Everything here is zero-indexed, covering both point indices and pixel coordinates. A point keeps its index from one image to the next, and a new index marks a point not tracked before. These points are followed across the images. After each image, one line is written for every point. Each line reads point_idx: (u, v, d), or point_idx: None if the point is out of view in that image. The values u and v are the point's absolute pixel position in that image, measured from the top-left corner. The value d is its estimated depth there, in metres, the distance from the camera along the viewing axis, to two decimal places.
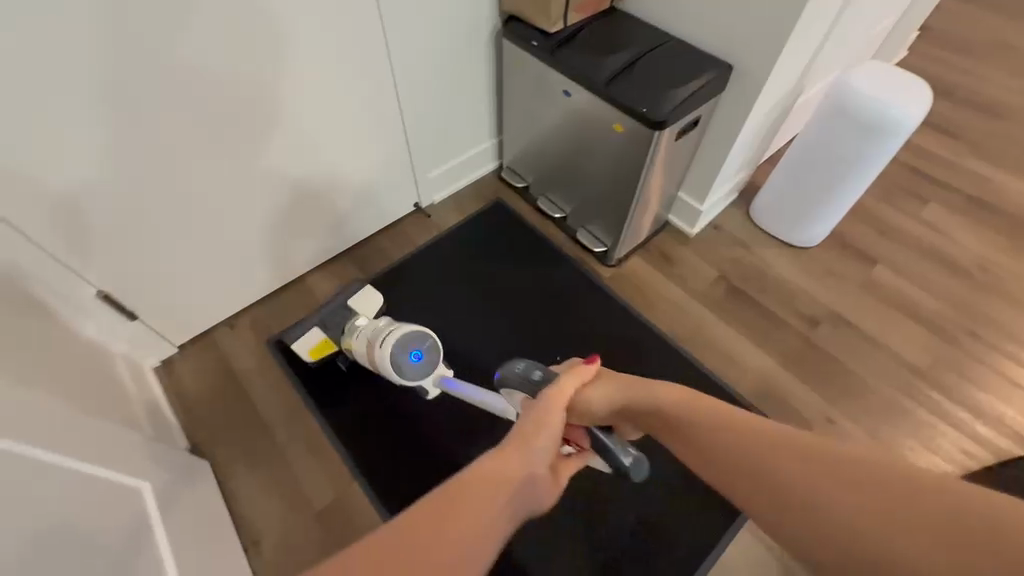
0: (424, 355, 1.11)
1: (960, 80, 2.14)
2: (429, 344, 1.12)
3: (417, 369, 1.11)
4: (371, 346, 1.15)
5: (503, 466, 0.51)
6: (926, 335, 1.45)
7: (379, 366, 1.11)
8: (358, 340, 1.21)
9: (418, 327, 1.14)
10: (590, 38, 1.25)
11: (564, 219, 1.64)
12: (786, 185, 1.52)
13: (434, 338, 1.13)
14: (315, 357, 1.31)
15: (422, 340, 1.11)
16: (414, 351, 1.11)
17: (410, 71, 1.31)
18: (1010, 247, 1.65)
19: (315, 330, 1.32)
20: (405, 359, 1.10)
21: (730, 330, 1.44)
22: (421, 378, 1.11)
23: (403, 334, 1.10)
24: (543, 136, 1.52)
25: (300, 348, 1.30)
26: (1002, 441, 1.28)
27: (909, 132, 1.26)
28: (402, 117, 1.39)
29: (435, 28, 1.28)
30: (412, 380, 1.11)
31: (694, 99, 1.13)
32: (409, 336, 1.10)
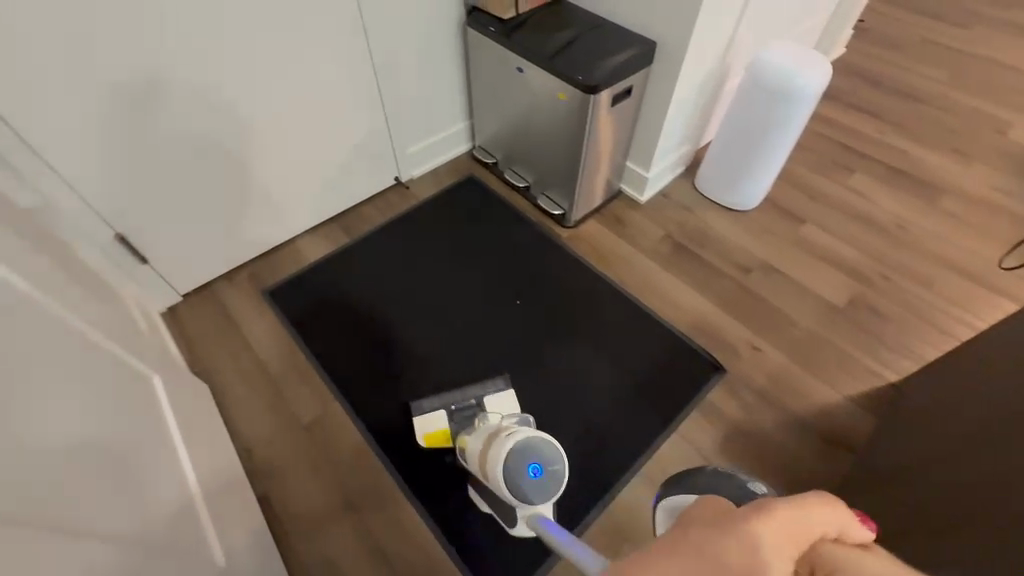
0: (543, 473, 0.94)
1: (889, 73, 2.39)
2: (555, 466, 0.95)
3: (529, 490, 0.93)
4: (490, 444, 1.04)
5: (694, 555, 0.40)
6: (847, 281, 1.64)
7: (491, 475, 0.97)
8: (480, 439, 1.11)
9: (546, 438, 0.97)
10: (539, 23, 1.47)
11: (528, 188, 1.83)
12: (721, 156, 1.73)
13: (562, 462, 0.95)
14: (428, 444, 1.31)
15: (544, 455, 0.95)
16: (533, 465, 0.94)
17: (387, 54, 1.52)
18: (926, 209, 1.85)
19: (439, 414, 1.34)
20: (522, 472, 0.94)
21: (673, 279, 1.62)
22: (526, 500, 0.93)
23: (525, 441, 0.95)
24: (505, 113, 1.73)
25: (418, 428, 1.32)
26: (908, 364, 1.45)
27: (815, 97, 1.47)
28: (381, 95, 1.60)
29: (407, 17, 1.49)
30: (511, 499, 0.94)
31: (621, 69, 1.33)
32: (526, 447, 0.95)
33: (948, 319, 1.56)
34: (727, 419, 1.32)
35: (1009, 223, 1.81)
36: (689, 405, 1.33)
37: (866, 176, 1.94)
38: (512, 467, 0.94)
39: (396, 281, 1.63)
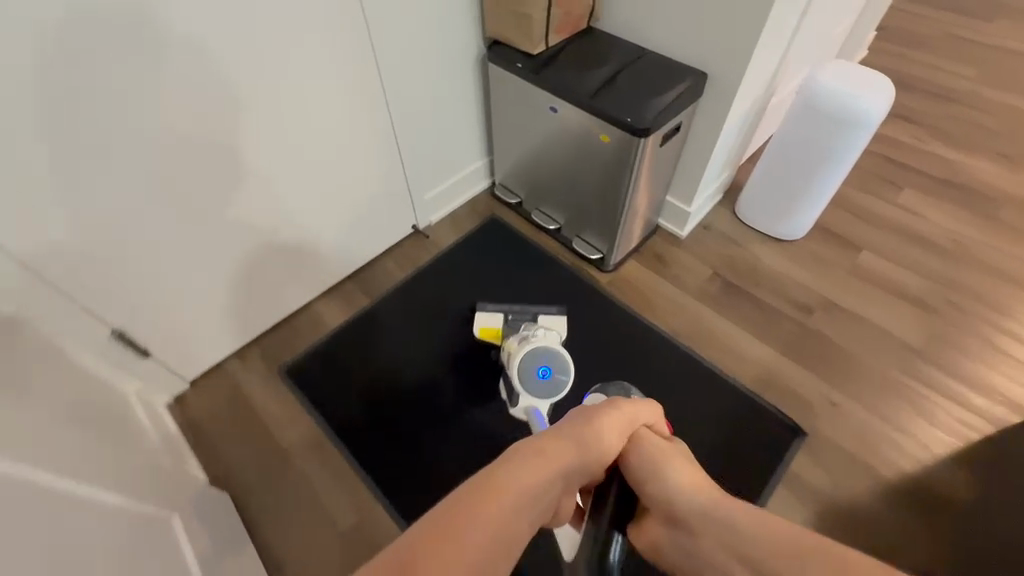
0: (550, 377, 1.16)
1: (923, 73, 2.25)
2: (561, 377, 1.16)
3: (535, 385, 1.16)
4: (512, 341, 1.24)
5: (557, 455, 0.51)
6: (916, 315, 1.50)
7: (508, 363, 1.20)
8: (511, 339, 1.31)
9: (565, 355, 1.18)
10: (571, 57, 1.32)
11: (559, 229, 1.68)
12: (768, 184, 1.59)
13: (568, 377, 1.16)
14: (480, 335, 1.35)
15: (555, 365, 1.17)
16: (543, 368, 1.17)
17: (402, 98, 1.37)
18: (989, 225, 1.72)
19: (497, 315, 1.36)
20: (531, 369, 1.17)
21: (730, 325, 1.49)
22: (528, 391, 1.16)
23: (545, 348, 1.17)
24: (531, 151, 1.57)
25: (477, 320, 1.36)
26: (999, 411, 1.32)
27: (878, 121, 1.34)
28: (397, 143, 1.45)
29: (423, 57, 1.34)
30: (517, 382, 1.16)
31: (671, 108, 1.19)
32: (541, 351, 1.18)
33: None
34: (812, 492, 1.19)
35: None
36: (770, 479, 1.20)
37: (917, 191, 1.81)
38: (528, 359, 1.17)
39: (427, 348, 1.44)
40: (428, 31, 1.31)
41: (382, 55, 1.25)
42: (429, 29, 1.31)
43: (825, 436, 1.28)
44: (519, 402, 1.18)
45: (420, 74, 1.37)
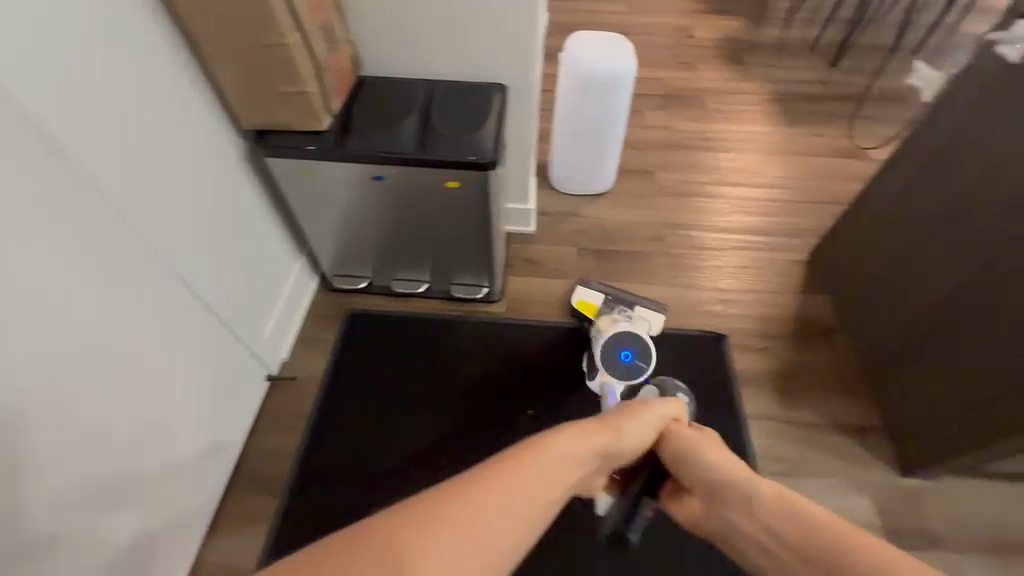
0: (631, 362, 1.28)
1: (592, 21, 2.74)
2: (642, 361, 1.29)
3: (613, 365, 1.29)
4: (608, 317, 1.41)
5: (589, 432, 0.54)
6: (718, 201, 1.85)
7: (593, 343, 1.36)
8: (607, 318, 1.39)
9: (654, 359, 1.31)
10: (365, 116, 1.15)
11: (428, 287, 1.52)
12: (573, 153, 1.72)
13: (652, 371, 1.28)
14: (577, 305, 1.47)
15: (640, 353, 1.29)
16: (625, 352, 1.30)
17: (181, 249, 1.01)
18: (706, 114, 2.20)
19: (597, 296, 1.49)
20: (615, 354, 1.30)
21: (619, 285, 1.60)
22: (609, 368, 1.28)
23: (618, 338, 1.31)
24: (361, 228, 1.35)
25: (577, 291, 1.50)
26: (801, 240, 1.74)
27: (634, 72, 1.55)
28: (202, 302, 1.09)
29: (184, 191, 1.00)
30: (597, 361, 1.30)
31: (500, 129, 1.14)
32: (637, 340, 1.31)
33: (786, 191, 1.89)
34: (756, 377, 1.41)
35: (753, 100, 2.27)
36: (736, 389, 1.37)
37: (654, 111, 2.20)
38: (625, 337, 1.31)
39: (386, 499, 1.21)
40: (177, 156, 0.97)
41: (133, 215, 0.89)
42: (176, 153, 0.97)
43: (735, 328, 1.51)
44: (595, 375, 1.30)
45: (193, 211, 1.03)
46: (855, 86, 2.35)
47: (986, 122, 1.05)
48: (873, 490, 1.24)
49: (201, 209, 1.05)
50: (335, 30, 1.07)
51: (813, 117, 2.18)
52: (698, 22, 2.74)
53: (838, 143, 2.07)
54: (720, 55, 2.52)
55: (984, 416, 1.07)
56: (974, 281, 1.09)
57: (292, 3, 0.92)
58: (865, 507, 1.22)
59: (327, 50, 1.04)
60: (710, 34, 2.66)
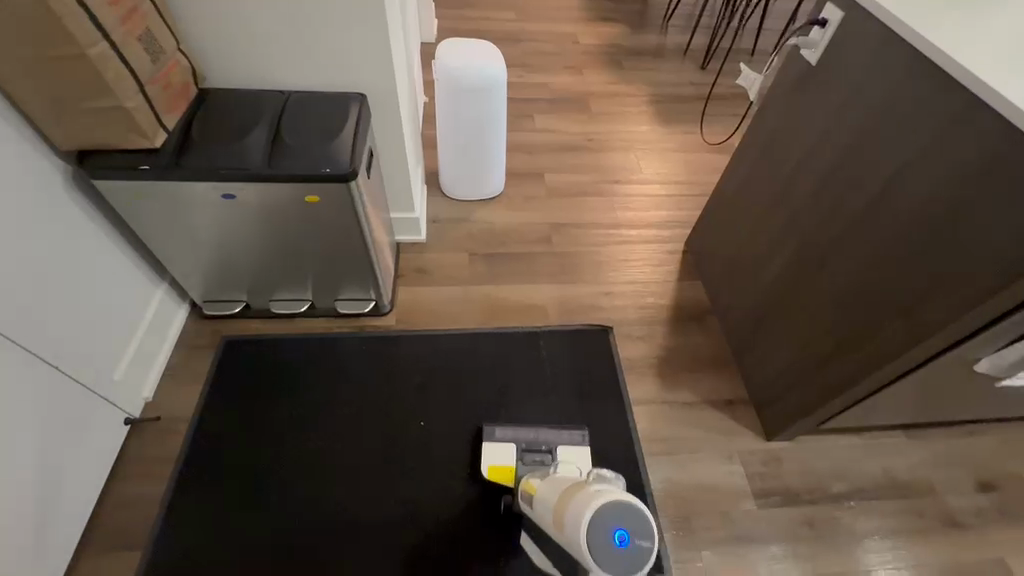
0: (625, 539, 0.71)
1: (482, 27, 2.78)
2: (639, 526, 0.72)
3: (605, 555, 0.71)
4: (568, 485, 0.87)
5: None
6: (603, 199, 1.93)
7: (556, 526, 0.82)
8: (552, 483, 0.94)
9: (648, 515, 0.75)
10: (208, 130, 1.07)
11: (312, 305, 1.45)
12: (458, 159, 1.73)
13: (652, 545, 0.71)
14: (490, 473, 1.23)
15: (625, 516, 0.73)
16: (618, 532, 0.73)
17: (6, 300, 0.92)
18: (592, 117, 2.29)
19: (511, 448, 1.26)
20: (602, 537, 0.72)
21: (509, 287, 1.62)
22: (595, 562, 0.70)
23: (596, 507, 0.74)
24: (225, 249, 1.26)
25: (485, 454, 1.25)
26: (678, 230, 1.86)
27: (505, 77, 1.57)
28: (36, 354, 0.99)
29: (2, 230, 0.90)
30: (580, 555, 0.72)
31: (358, 140, 1.11)
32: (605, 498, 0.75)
33: (666, 186, 2.01)
34: (640, 364, 1.48)
35: (633, 102, 2.40)
36: (621, 377, 1.44)
37: (542, 115, 2.27)
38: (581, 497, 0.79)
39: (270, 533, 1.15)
40: None
41: None
42: None
43: (620, 319, 1.58)
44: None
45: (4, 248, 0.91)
46: (722, 87, 2.56)
47: (803, 116, 1.19)
48: (743, 457, 1.34)
49: (15, 244, 0.93)
50: (160, 40, 0.99)
51: (687, 117, 2.34)
52: (582, 28, 2.87)
53: (708, 140, 2.24)
54: (603, 60, 2.65)
55: (822, 378, 1.20)
56: (805, 257, 1.23)
57: (90, 8, 0.84)
58: (738, 473, 1.31)
59: (151, 61, 0.97)
60: (594, 40, 2.79)
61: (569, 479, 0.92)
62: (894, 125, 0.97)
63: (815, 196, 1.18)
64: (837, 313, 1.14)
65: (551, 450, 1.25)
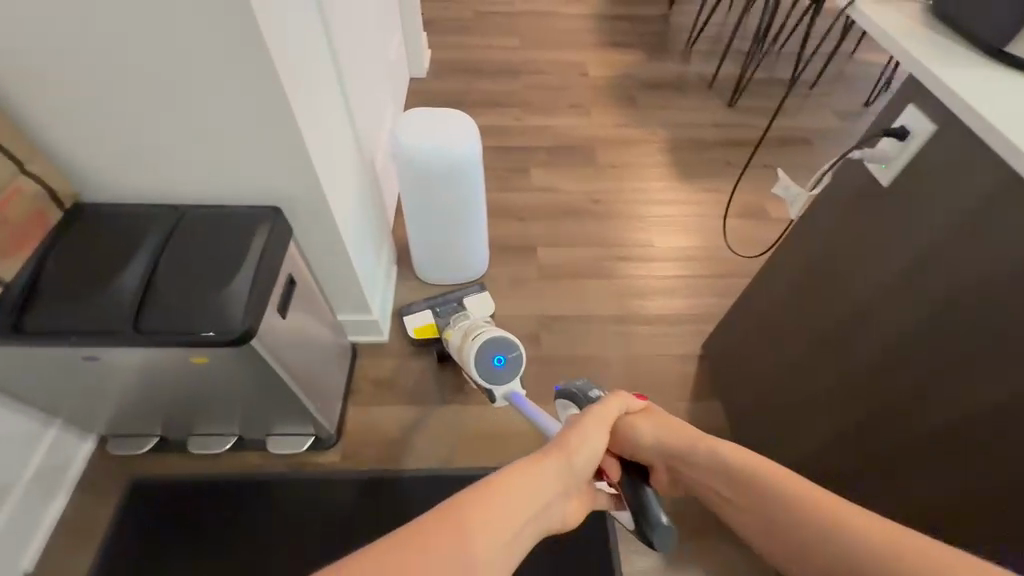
0: (506, 362, 1.12)
1: (480, 56, 2.49)
2: (515, 355, 1.13)
3: (494, 375, 1.12)
4: (465, 337, 1.18)
5: None
6: (604, 281, 1.63)
7: (469, 359, 1.13)
8: (460, 328, 1.23)
9: (515, 338, 1.15)
10: (67, 276, 0.83)
11: (240, 439, 1.23)
12: (428, 243, 1.46)
13: (523, 350, 1.13)
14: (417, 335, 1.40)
15: (508, 349, 1.13)
16: (499, 357, 1.13)
17: None
18: (599, 170, 1.99)
19: (425, 313, 1.43)
20: (488, 362, 1.12)
21: (483, 407, 1.34)
22: (486, 379, 1.12)
23: (485, 341, 1.13)
24: (120, 391, 1.04)
25: (409, 321, 1.42)
26: (694, 326, 1.54)
27: (480, 153, 1.29)
28: None
29: None
30: (474, 373, 1.12)
31: (263, 282, 0.85)
32: (505, 340, 1.13)
33: (681, 263, 1.70)
34: None
35: (648, 150, 2.08)
36: (613, 542, 1.14)
37: (539, 169, 1.97)
38: (484, 345, 1.13)
39: None
40: None
41: None
42: None
43: None
44: (494, 393, 1.13)
45: None
46: (753, 129, 2.20)
47: (860, 247, 0.87)
48: None
49: None
50: None
51: (711, 171, 2.01)
52: (594, 56, 2.55)
53: (735, 201, 1.91)
54: (615, 96, 2.33)
55: None
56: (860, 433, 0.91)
57: None
58: None
59: None
60: (606, 71, 2.47)
61: (469, 326, 1.21)
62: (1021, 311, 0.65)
63: (878, 361, 0.86)
64: None
65: (458, 301, 1.46)
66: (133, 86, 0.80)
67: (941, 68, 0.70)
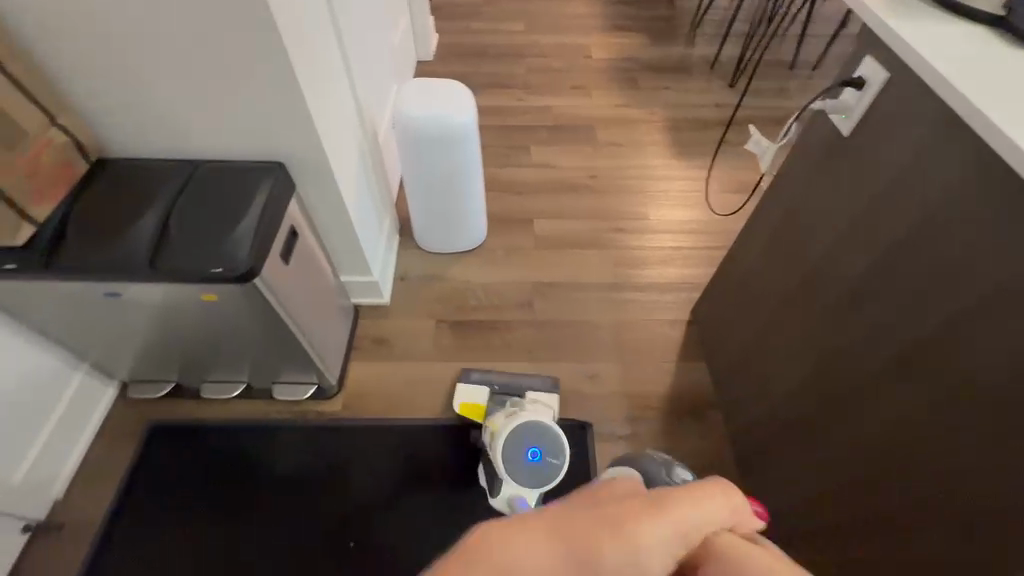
0: (541, 462, 0.98)
1: (485, 40, 2.55)
2: (554, 461, 0.98)
3: (520, 469, 0.99)
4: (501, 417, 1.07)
5: None
6: (598, 251, 1.68)
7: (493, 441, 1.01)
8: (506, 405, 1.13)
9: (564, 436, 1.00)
10: (92, 219, 0.92)
11: (248, 387, 1.32)
12: (427, 212, 1.53)
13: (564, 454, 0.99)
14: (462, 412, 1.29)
15: (550, 449, 0.99)
16: (534, 450, 0.99)
17: None
18: (597, 148, 2.03)
19: (480, 390, 1.33)
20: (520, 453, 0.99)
21: (477, 365, 1.41)
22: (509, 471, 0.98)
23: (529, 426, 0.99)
24: (140, 336, 1.13)
25: (459, 394, 1.32)
26: (684, 294, 1.59)
27: (476, 123, 1.35)
28: None
29: None
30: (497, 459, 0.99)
31: (266, 230, 0.93)
32: (549, 436, 0.99)
33: (676, 235, 1.74)
34: None
35: (648, 129, 2.12)
36: None
37: (539, 147, 2.03)
38: (520, 436, 0.99)
39: None
40: None
41: None
42: None
43: (601, 410, 1.35)
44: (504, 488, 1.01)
45: None
46: (753, 110, 2.22)
47: (827, 198, 0.91)
48: None
49: None
50: (19, 121, 0.85)
51: (708, 149, 2.04)
52: (597, 39, 2.58)
53: (732, 177, 1.94)
54: (616, 78, 2.37)
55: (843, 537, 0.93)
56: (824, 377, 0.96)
57: None
58: None
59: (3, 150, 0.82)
60: (609, 53, 2.51)
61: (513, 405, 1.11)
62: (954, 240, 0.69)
63: (839, 306, 0.91)
64: (864, 467, 0.87)
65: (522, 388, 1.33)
66: (150, 47, 0.88)
67: (896, 20, 0.74)
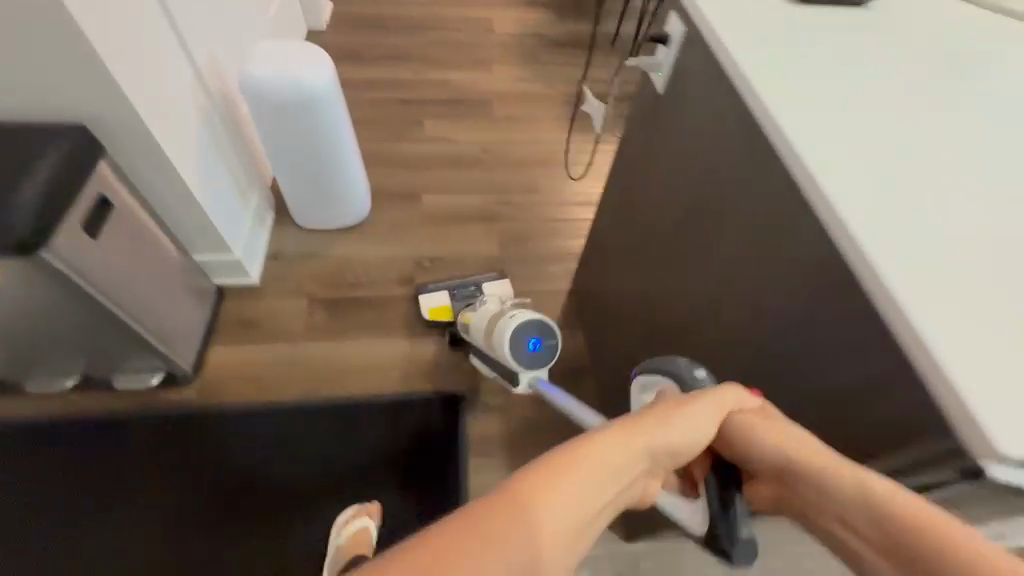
0: (541, 348, 1.04)
1: (384, 10, 2.44)
2: (551, 341, 1.05)
3: (523, 357, 1.04)
4: (487, 333, 1.12)
5: None
6: (485, 225, 1.66)
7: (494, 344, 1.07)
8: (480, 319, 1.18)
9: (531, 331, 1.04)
10: None
11: (87, 377, 1.21)
12: (298, 186, 1.45)
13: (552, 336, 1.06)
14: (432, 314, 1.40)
15: (545, 333, 1.05)
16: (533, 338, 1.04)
17: None
18: (492, 122, 2.00)
19: (438, 295, 1.43)
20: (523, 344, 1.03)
21: (351, 343, 1.36)
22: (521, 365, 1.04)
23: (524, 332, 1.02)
24: None
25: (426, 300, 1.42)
26: (568, 264, 1.60)
27: (337, 88, 1.28)
28: None
29: None
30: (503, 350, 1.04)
31: (55, 196, 0.85)
32: (541, 324, 1.04)
33: (565, 207, 1.75)
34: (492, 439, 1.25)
35: (545, 104, 2.11)
36: (463, 457, 1.22)
37: (434, 120, 1.98)
38: (525, 323, 1.04)
39: None
40: None
41: None
42: None
43: (476, 382, 1.35)
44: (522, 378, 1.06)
45: None
46: None
47: (648, 154, 0.92)
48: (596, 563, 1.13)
49: None
50: None
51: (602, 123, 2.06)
52: (501, 13, 2.54)
53: None
54: (518, 53, 2.34)
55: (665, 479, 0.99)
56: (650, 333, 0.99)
57: None
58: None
59: None
60: (513, 28, 2.47)
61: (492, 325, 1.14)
62: (739, 207, 0.71)
63: (660, 270, 0.93)
64: None
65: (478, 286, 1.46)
66: None
67: None
